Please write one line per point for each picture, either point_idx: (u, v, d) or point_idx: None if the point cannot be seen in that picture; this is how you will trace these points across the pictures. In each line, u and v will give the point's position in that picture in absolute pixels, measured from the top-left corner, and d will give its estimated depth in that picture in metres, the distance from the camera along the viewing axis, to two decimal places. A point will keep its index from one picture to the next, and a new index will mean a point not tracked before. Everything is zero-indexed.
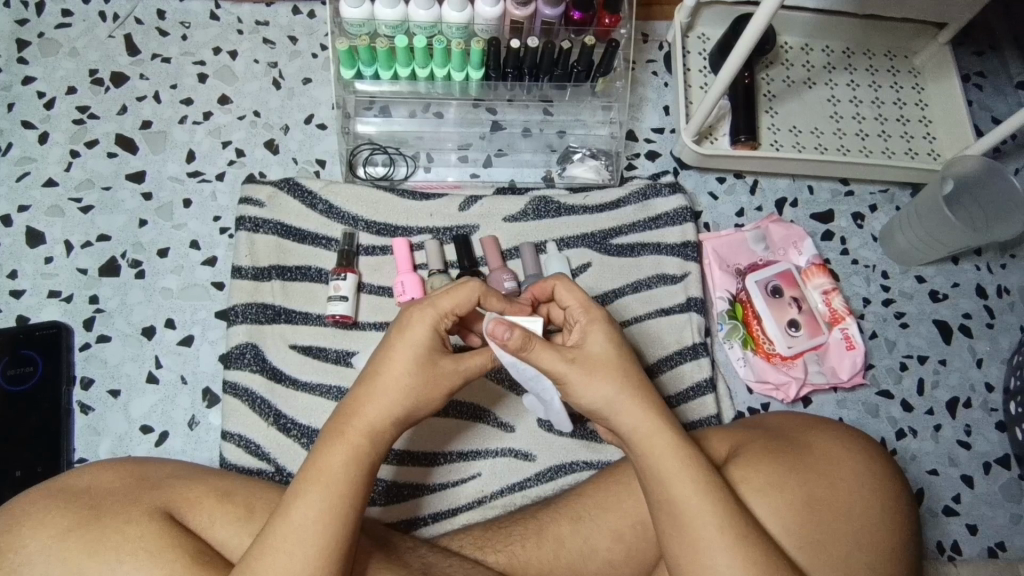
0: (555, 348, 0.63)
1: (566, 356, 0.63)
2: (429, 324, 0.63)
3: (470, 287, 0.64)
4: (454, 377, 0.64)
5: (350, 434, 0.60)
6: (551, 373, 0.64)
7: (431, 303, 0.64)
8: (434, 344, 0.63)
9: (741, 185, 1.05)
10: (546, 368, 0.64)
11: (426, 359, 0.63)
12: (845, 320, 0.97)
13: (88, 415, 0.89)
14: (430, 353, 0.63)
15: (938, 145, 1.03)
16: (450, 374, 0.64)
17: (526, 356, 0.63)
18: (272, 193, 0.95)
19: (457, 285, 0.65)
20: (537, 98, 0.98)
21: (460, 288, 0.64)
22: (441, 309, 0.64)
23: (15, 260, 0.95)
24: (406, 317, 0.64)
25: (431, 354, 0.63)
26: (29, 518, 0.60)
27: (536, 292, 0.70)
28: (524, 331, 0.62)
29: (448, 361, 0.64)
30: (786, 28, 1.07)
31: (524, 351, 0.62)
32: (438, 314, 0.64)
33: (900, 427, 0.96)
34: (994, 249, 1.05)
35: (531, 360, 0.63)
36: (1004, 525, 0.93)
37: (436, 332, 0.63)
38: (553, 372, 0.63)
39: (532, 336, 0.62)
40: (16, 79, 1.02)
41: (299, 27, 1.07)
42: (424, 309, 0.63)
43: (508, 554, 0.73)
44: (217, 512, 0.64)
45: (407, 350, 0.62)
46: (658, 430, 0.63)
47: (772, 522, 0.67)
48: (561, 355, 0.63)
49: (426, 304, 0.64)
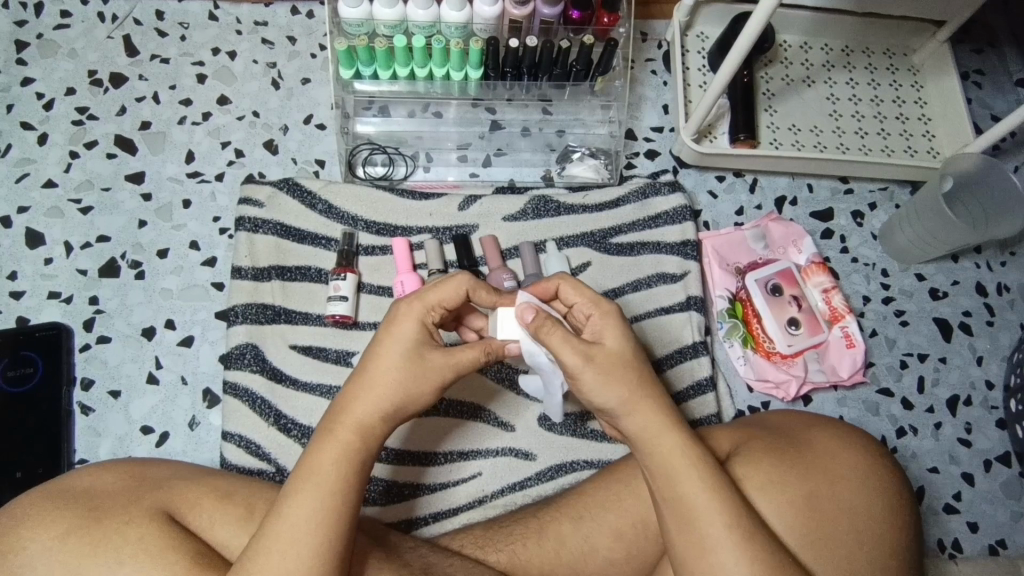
0: (575, 342, 0.62)
1: (584, 352, 0.62)
2: (416, 318, 0.64)
3: (459, 280, 0.66)
4: (444, 370, 0.64)
5: (340, 432, 0.60)
6: (567, 367, 0.63)
7: (417, 298, 0.64)
8: (421, 339, 0.63)
9: (741, 183, 1.05)
10: (563, 363, 0.63)
11: (412, 354, 0.63)
12: (845, 318, 0.97)
13: (88, 416, 0.89)
14: (416, 348, 0.63)
15: (938, 143, 1.03)
16: (440, 368, 0.63)
17: (545, 343, 0.63)
18: (272, 193, 0.95)
19: (444, 280, 0.66)
20: (536, 97, 0.98)
21: (448, 281, 0.65)
22: (427, 303, 0.64)
23: (15, 261, 0.95)
24: (395, 313, 0.64)
25: (417, 348, 0.63)
26: (29, 519, 0.60)
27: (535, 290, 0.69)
28: (545, 316, 0.63)
29: (436, 355, 0.64)
30: (785, 27, 1.07)
31: (543, 337, 0.62)
32: (425, 309, 0.64)
33: (900, 425, 0.96)
34: (994, 246, 1.05)
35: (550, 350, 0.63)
36: (1005, 523, 0.93)
37: (422, 326, 0.64)
38: (569, 368, 0.63)
39: (553, 326, 0.62)
40: (15, 80, 1.02)
41: (297, 27, 1.07)
42: (411, 305, 0.64)
43: (509, 553, 0.73)
44: (217, 513, 0.64)
45: (393, 345, 0.63)
46: (666, 429, 0.63)
47: (775, 519, 0.67)
48: (579, 350, 0.62)
49: (413, 299, 0.64)
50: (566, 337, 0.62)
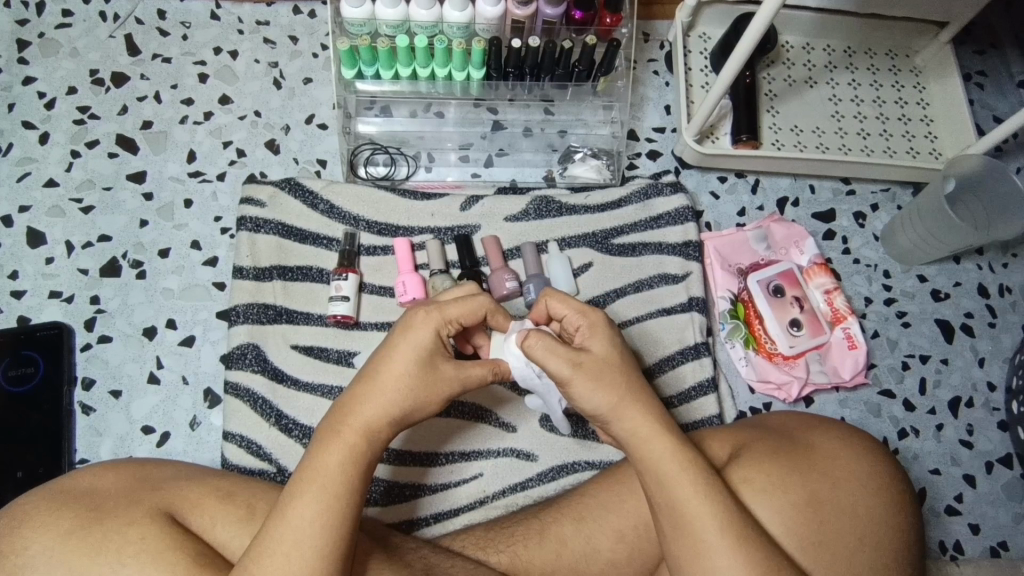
0: (561, 353, 0.62)
1: (571, 359, 0.62)
2: (431, 327, 0.63)
3: (481, 301, 0.66)
4: (453, 382, 0.64)
5: (345, 434, 0.60)
6: (556, 376, 0.63)
7: (437, 308, 0.64)
8: (435, 349, 0.63)
9: (743, 184, 1.05)
10: (552, 372, 0.62)
11: (425, 362, 0.62)
12: (848, 320, 0.96)
13: (89, 416, 0.89)
14: (430, 356, 0.63)
15: (940, 144, 1.03)
16: (449, 379, 0.64)
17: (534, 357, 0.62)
18: (274, 193, 0.95)
19: (465, 298, 0.66)
20: (538, 97, 0.98)
21: (470, 299, 0.65)
22: (447, 315, 0.64)
23: (16, 260, 0.94)
24: (411, 319, 0.64)
25: (430, 357, 0.63)
26: (31, 519, 0.60)
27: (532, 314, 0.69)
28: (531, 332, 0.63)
29: (448, 366, 0.64)
30: (788, 28, 1.07)
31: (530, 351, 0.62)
32: (443, 320, 0.64)
33: (902, 427, 0.96)
34: (996, 248, 1.05)
35: (537, 361, 0.62)
36: (1006, 524, 0.93)
37: (437, 336, 0.64)
38: (557, 375, 0.62)
39: (540, 338, 0.62)
40: (17, 79, 1.02)
41: (299, 27, 1.07)
42: (429, 313, 0.64)
43: (511, 554, 0.73)
44: (219, 514, 0.64)
45: (407, 351, 0.62)
46: (657, 435, 0.62)
47: (774, 523, 0.67)
48: (566, 359, 0.62)
49: (432, 308, 0.64)
50: (552, 348, 0.62)
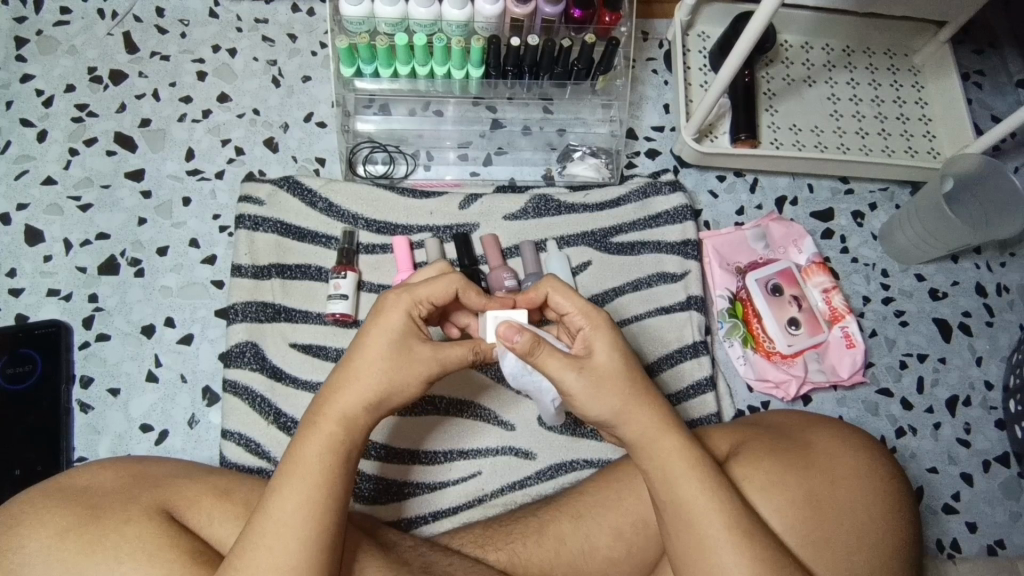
0: (563, 356, 0.62)
1: (574, 365, 0.62)
2: (402, 310, 0.63)
3: (451, 278, 0.65)
4: (430, 364, 0.63)
5: (323, 425, 0.60)
6: (558, 382, 0.63)
7: (407, 290, 0.64)
8: (408, 331, 0.63)
9: (741, 183, 1.05)
10: (562, 384, 0.62)
11: (399, 346, 0.62)
12: (846, 319, 0.97)
13: (87, 414, 0.89)
14: (402, 340, 0.63)
15: (937, 143, 1.03)
16: (426, 360, 0.63)
17: (535, 363, 0.62)
18: (272, 191, 0.95)
19: (437, 277, 0.65)
20: (537, 95, 0.97)
21: (441, 278, 0.65)
22: (416, 297, 0.64)
23: (14, 258, 0.94)
24: (381, 303, 0.64)
25: (404, 340, 0.63)
26: (27, 517, 0.60)
27: (521, 300, 0.68)
28: (533, 336, 0.61)
29: (424, 348, 0.63)
30: (787, 26, 1.07)
31: (530, 356, 0.61)
32: (413, 301, 0.64)
33: (900, 425, 0.96)
34: (994, 247, 1.05)
35: (537, 365, 0.62)
36: (1003, 522, 0.93)
37: (409, 318, 0.63)
38: (561, 383, 0.62)
39: (541, 340, 0.62)
40: (14, 77, 1.02)
41: (298, 25, 1.07)
42: (398, 297, 0.64)
43: (509, 552, 0.73)
44: (216, 511, 0.64)
45: (379, 336, 0.62)
46: (660, 432, 0.63)
47: (774, 519, 0.67)
48: (569, 364, 0.62)
49: (402, 292, 0.64)
50: (560, 358, 0.62)
